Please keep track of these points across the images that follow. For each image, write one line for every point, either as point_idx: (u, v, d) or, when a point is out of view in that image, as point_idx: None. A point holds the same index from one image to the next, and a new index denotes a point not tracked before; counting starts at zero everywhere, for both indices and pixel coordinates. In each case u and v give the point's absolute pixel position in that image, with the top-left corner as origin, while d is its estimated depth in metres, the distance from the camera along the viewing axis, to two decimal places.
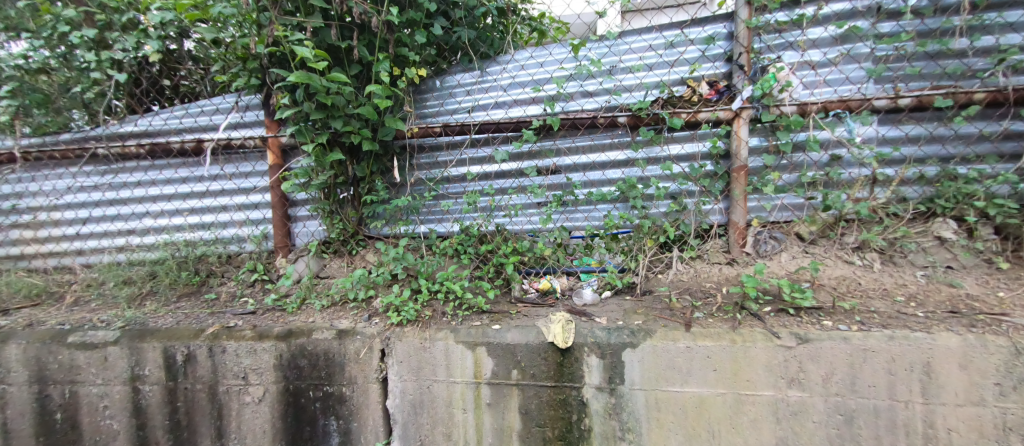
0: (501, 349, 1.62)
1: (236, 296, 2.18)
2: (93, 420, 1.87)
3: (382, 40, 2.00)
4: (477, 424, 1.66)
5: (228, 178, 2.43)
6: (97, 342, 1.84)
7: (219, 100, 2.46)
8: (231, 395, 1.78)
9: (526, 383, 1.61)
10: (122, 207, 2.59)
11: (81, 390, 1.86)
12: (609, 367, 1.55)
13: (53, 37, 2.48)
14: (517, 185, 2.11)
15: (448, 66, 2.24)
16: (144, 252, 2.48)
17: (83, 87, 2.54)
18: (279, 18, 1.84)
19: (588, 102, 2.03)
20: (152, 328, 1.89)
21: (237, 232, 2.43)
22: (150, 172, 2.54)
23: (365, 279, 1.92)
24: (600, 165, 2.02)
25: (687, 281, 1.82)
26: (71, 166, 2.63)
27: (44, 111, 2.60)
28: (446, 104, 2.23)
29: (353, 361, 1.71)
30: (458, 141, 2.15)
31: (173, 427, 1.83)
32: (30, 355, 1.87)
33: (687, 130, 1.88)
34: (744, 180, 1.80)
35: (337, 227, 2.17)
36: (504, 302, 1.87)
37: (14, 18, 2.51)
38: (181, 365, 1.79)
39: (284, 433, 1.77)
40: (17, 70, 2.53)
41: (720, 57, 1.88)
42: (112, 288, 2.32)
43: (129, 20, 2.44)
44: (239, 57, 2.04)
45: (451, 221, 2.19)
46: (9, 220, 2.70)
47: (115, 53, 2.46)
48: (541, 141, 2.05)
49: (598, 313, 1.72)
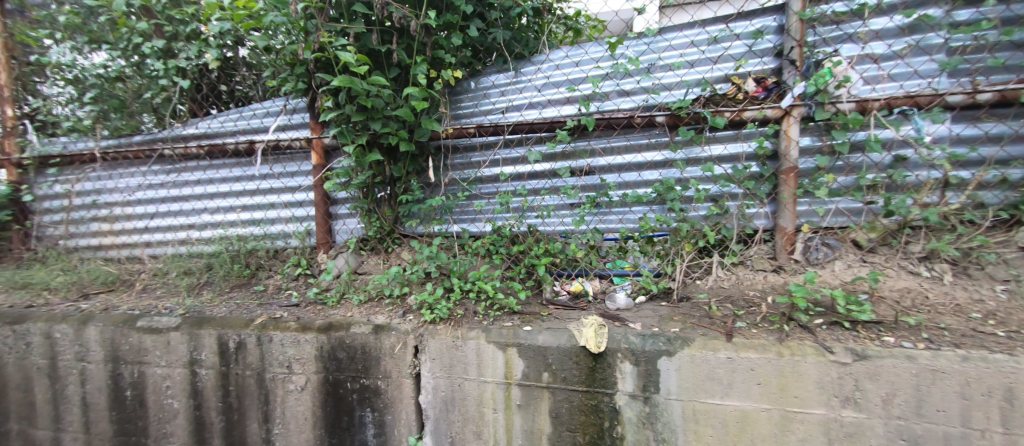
0: (532, 351, 1.61)
1: (282, 288, 2.31)
2: (157, 399, 2.03)
3: (420, 43, 2.05)
4: (507, 424, 1.66)
5: (276, 177, 2.57)
6: (162, 327, 2.00)
7: (270, 103, 2.61)
8: (277, 382, 1.87)
9: (556, 387, 1.59)
10: (184, 203, 2.81)
11: (147, 371, 2.03)
12: (644, 374, 1.50)
13: (129, 48, 2.73)
14: (551, 186, 2.09)
15: (483, 67, 2.26)
16: (202, 245, 2.67)
17: (153, 93, 2.78)
18: (324, 25, 1.92)
19: (626, 101, 1.98)
20: (209, 316, 2.03)
21: (283, 228, 2.56)
22: (208, 171, 2.74)
23: (400, 276, 1.97)
24: (637, 166, 1.96)
25: (729, 288, 1.74)
26: (141, 165, 2.88)
27: (120, 116, 2.89)
28: (481, 105, 2.25)
29: (388, 356, 1.76)
30: (492, 142, 2.16)
31: (225, 409, 1.95)
32: (105, 337, 2.06)
33: (731, 130, 1.79)
34: (794, 182, 1.70)
35: (375, 225, 2.24)
36: (536, 304, 1.86)
37: (97, 32, 2.80)
38: (233, 351, 1.91)
39: (324, 422, 1.85)
40: (99, 79, 2.82)
41: (769, 52, 1.78)
42: (175, 278, 2.51)
43: (192, 31, 2.63)
44: (287, 63, 2.15)
45: (483, 222, 2.21)
46: (90, 214, 3.00)
47: (180, 62, 2.67)
48: (575, 141, 2.02)
49: (632, 319, 1.67)
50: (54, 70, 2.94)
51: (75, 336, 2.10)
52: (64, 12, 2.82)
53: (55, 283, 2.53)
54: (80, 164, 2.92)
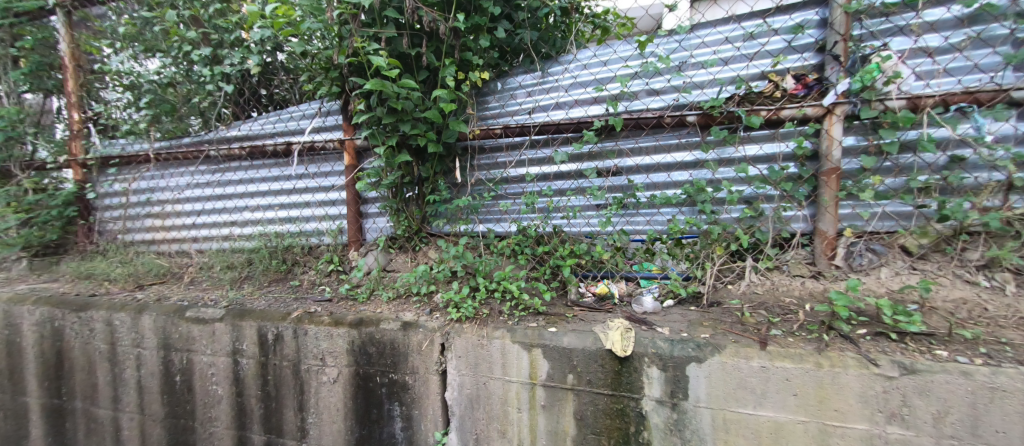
0: (557, 353, 1.60)
1: (316, 283, 2.40)
2: (202, 385, 2.16)
3: (449, 46, 2.09)
4: (532, 425, 1.66)
5: (311, 177, 2.68)
6: (208, 318, 2.13)
7: (306, 106, 2.73)
8: (311, 373, 1.96)
9: (581, 389, 1.59)
10: (227, 201, 2.97)
11: (194, 358, 2.16)
12: (672, 380, 1.47)
13: (180, 56, 2.93)
14: (577, 187, 2.08)
15: (510, 68, 2.27)
16: (243, 241, 2.82)
17: (200, 98, 2.97)
18: (358, 30, 1.99)
19: (655, 100, 1.94)
20: (250, 308, 2.14)
21: (317, 226, 2.66)
22: (249, 171, 2.89)
23: (427, 274, 2.02)
24: (666, 166, 1.92)
25: (763, 294, 1.67)
26: (190, 166, 3.07)
27: (171, 119, 3.10)
28: (508, 105, 2.26)
29: (416, 352, 1.80)
30: (519, 142, 2.17)
31: (264, 397, 2.05)
32: (158, 325, 2.21)
33: (767, 129, 1.72)
34: (835, 184, 1.62)
35: (403, 224, 2.30)
36: (560, 305, 1.86)
37: (151, 41, 3.01)
38: (272, 343, 2.01)
39: (354, 413, 1.91)
40: (153, 85, 3.03)
41: (810, 47, 1.70)
42: (219, 271, 2.66)
43: (236, 38, 2.79)
44: (322, 67, 2.24)
45: (509, 222, 2.22)
46: (144, 211, 3.22)
47: (225, 68, 2.83)
48: (602, 142, 2.00)
49: (659, 323, 1.63)
50: (114, 77, 3.19)
51: (132, 324, 2.26)
52: (123, 23, 3.05)
53: (115, 275, 2.74)
54: (136, 164, 3.15)
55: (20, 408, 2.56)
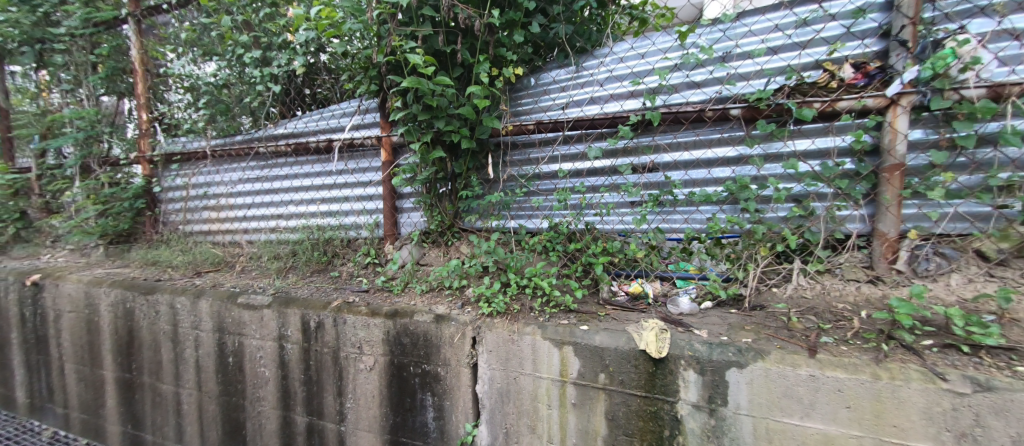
0: (589, 351, 1.58)
1: (354, 275, 2.50)
2: (252, 367, 2.31)
3: (483, 42, 2.11)
4: (562, 422, 1.65)
5: (350, 173, 2.79)
6: (257, 304, 2.27)
7: (346, 105, 2.83)
8: (350, 361, 2.04)
9: (613, 389, 1.56)
10: (274, 195, 3.14)
11: (245, 342, 2.31)
12: (710, 385, 1.41)
13: (234, 59, 3.13)
14: (610, 183, 2.03)
15: (543, 63, 2.26)
16: (288, 233, 2.97)
17: (252, 98, 3.16)
18: (396, 29, 2.03)
19: (695, 93, 1.85)
20: (294, 297, 2.26)
21: (356, 220, 2.76)
22: (294, 166, 3.04)
23: (460, 269, 2.05)
24: (706, 162, 1.84)
25: (812, 299, 1.57)
26: (241, 162, 3.27)
27: (225, 118, 3.31)
28: (541, 101, 2.24)
29: (448, 345, 1.84)
30: (551, 139, 2.15)
31: (306, 381, 2.16)
32: (213, 309, 2.38)
33: (821, 122, 1.61)
34: (899, 182, 1.49)
35: (437, 219, 2.35)
36: (592, 303, 1.84)
37: (209, 45, 3.23)
38: (314, 330, 2.12)
39: (389, 401, 1.98)
40: (210, 87, 3.26)
41: (871, 33, 1.57)
42: (266, 261, 2.82)
43: (283, 41, 2.94)
44: (361, 66, 2.32)
45: (541, 218, 2.20)
46: (201, 204, 3.46)
47: (273, 69, 2.99)
48: (638, 137, 1.95)
49: (696, 325, 1.57)
50: (177, 80, 3.45)
51: (191, 307, 2.45)
52: (185, 29, 3.29)
53: (176, 262, 2.97)
54: (195, 160, 3.40)
55: (98, 380, 2.83)
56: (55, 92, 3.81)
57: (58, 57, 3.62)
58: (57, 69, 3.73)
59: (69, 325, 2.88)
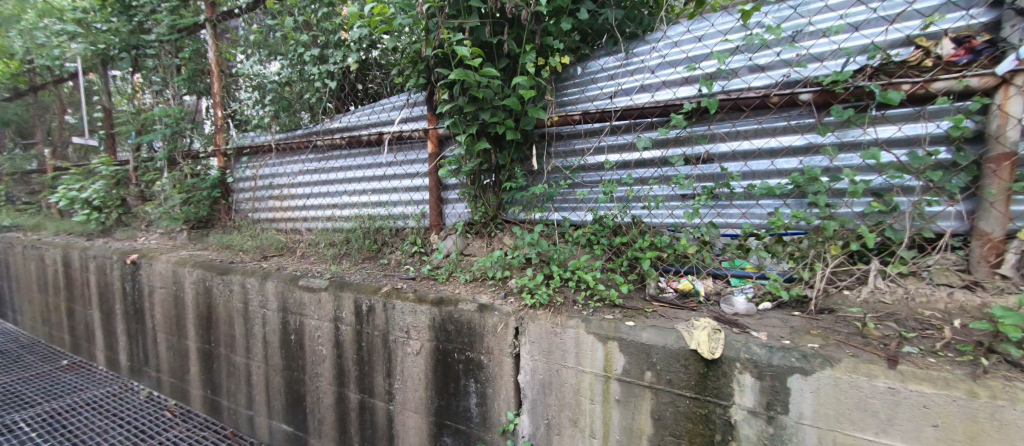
0: (635, 348, 1.54)
1: (402, 263, 2.60)
2: (311, 345, 2.48)
3: (530, 32, 2.09)
4: (605, 418, 1.62)
5: (399, 165, 2.88)
6: (315, 287, 2.43)
7: (396, 99, 2.93)
8: (398, 344, 2.13)
9: (660, 388, 1.51)
10: (330, 186, 3.32)
11: (305, 321, 2.48)
12: (769, 391, 1.32)
13: (295, 58, 3.34)
14: (660, 175, 1.95)
15: (591, 51, 2.20)
16: (342, 221, 3.14)
17: (311, 94, 3.36)
18: (444, 22, 2.06)
19: (758, 78, 1.72)
20: (348, 281, 2.39)
21: (403, 210, 2.86)
22: (347, 158, 3.19)
23: (503, 260, 2.09)
24: (769, 152, 1.70)
25: (892, 305, 1.42)
26: (301, 155, 3.49)
27: (288, 114, 3.56)
28: (587, 90, 2.19)
29: (491, 334, 1.87)
30: (598, 129, 2.09)
31: (358, 361, 2.29)
32: (278, 290, 2.58)
33: (911, 106, 1.43)
34: (1007, 174, 1.30)
35: (481, 210, 2.37)
36: (638, 299, 1.78)
37: (274, 46, 3.47)
38: (366, 313, 2.23)
39: (434, 384, 2.05)
40: (275, 85, 3.51)
41: (979, 2, 1.37)
42: (323, 247, 3.01)
43: (338, 39, 3.08)
44: (410, 61, 2.38)
45: (585, 211, 2.15)
46: (265, 193, 3.74)
47: (330, 67, 3.16)
48: (692, 126, 1.84)
49: (754, 327, 1.47)
50: (246, 79, 3.74)
51: (259, 288, 2.67)
52: (253, 32, 3.56)
53: (247, 246, 3.25)
54: (262, 153, 3.67)
55: (183, 350, 3.18)
56: (147, 92, 4.27)
57: (150, 61, 4.05)
58: (149, 72, 4.18)
59: (159, 299, 3.25)
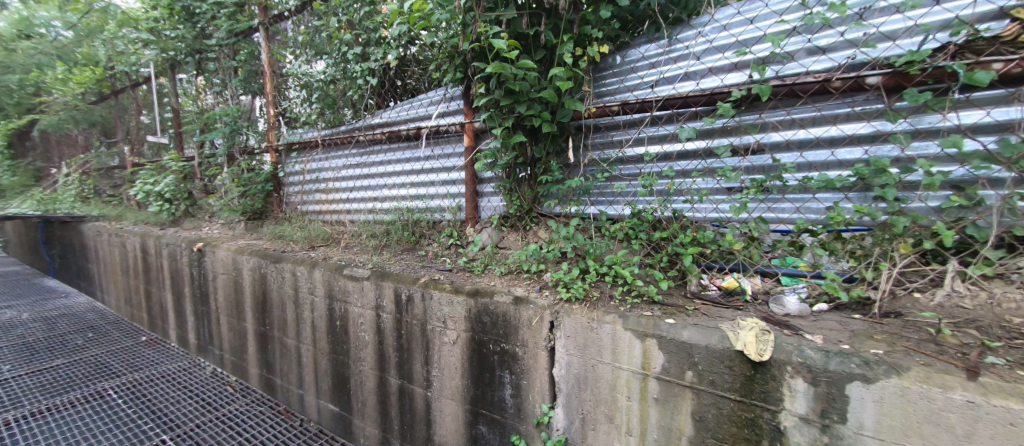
0: (675, 346, 1.49)
1: (438, 255, 2.66)
2: (355, 331, 2.59)
3: (568, 21, 2.05)
4: (642, 416, 1.59)
5: (436, 159, 2.94)
6: (358, 276, 2.53)
7: (433, 93, 2.98)
8: (435, 334, 2.19)
9: (702, 389, 1.45)
10: (370, 179, 3.44)
11: (349, 309, 2.60)
12: (824, 398, 1.24)
13: (339, 57, 3.48)
14: (704, 168, 1.86)
15: (631, 39, 2.12)
16: (383, 214, 3.25)
17: (354, 91, 3.49)
18: (481, 16, 2.06)
19: (818, 61, 1.59)
20: (389, 271, 2.47)
21: (440, 203, 2.91)
22: (387, 153, 3.29)
23: (538, 253, 2.08)
24: (829, 141, 1.58)
25: (972, 310, 1.28)
26: (344, 150, 3.63)
27: (333, 111, 3.72)
28: (627, 80, 2.12)
29: (527, 326, 1.87)
30: (638, 120, 2.03)
31: (398, 348, 2.37)
32: (325, 278, 2.71)
33: (1002, 88, 1.28)
34: None
35: (516, 204, 2.37)
36: (678, 296, 1.71)
37: (320, 46, 3.62)
38: (405, 303, 2.30)
39: (470, 374, 2.09)
40: (322, 84, 3.67)
41: None
42: (364, 239, 3.12)
43: (379, 37, 3.17)
44: (447, 56, 2.41)
45: (623, 204, 2.09)
46: (312, 187, 3.93)
47: (371, 64, 3.26)
48: (741, 115, 1.74)
49: (808, 329, 1.37)
50: (295, 78, 3.93)
51: (308, 276, 2.83)
52: (301, 32, 3.73)
53: (296, 237, 3.45)
54: (310, 149, 3.86)
55: (241, 331, 3.44)
56: (210, 94, 4.60)
57: (211, 64, 4.37)
58: (210, 74, 4.50)
59: (221, 284, 3.53)
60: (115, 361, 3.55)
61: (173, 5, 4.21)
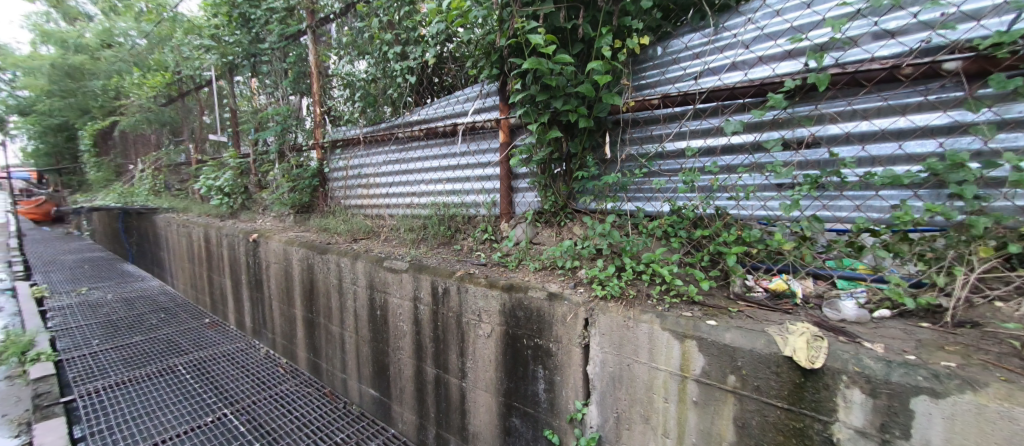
0: (717, 349, 1.43)
1: (474, 249, 2.70)
2: (394, 321, 2.69)
3: (607, 13, 2.01)
4: (680, 419, 1.54)
5: (472, 155, 2.97)
6: (397, 268, 2.62)
7: (470, 90, 3.02)
8: (471, 326, 2.23)
9: (745, 395, 1.39)
10: (408, 175, 3.53)
11: (388, 299, 2.70)
12: (884, 411, 1.15)
13: (381, 56, 3.60)
14: (751, 163, 1.76)
15: (674, 29, 2.03)
16: (420, 208, 3.33)
17: (394, 89, 3.60)
18: (519, 11, 2.07)
19: (885, 46, 1.46)
20: (426, 264, 2.54)
21: (476, 199, 2.95)
22: (424, 149, 3.37)
23: (573, 250, 2.07)
24: (896, 134, 1.45)
25: None
26: (383, 146, 3.75)
27: (374, 109, 3.86)
28: (669, 72, 2.04)
29: (561, 323, 1.87)
30: (679, 113, 1.95)
31: (435, 339, 2.44)
32: (366, 270, 2.83)
33: None
34: None
35: (551, 200, 2.36)
36: (720, 296, 1.64)
37: (363, 46, 3.75)
38: (441, 295, 2.36)
39: (503, 367, 2.11)
40: (365, 83, 3.81)
41: None
42: (402, 232, 3.22)
43: (418, 36, 3.25)
44: (483, 52, 2.42)
45: (661, 201, 2.03)
46: (354, 182, 4.10)
47: (410, 62, 3.34)
48: (794, 107, 1.63)
49: (867, 337, 1.27)
50: (339, 78, 4.11)
51: (351, 267, 2.96)
52: (345, 34, 3.89)
53: (341, 229, 3.62)
54: (353, 145, 4.03)
55: (291, 317, 3.67)
56: (263, 94, 4.91)
57: (265, 67, 4.65)
58: (263, 76, 4.79)
59: (273, 273, 3.78)
60: (183, 340, 3.91)
61: (232, 12, 4.50)
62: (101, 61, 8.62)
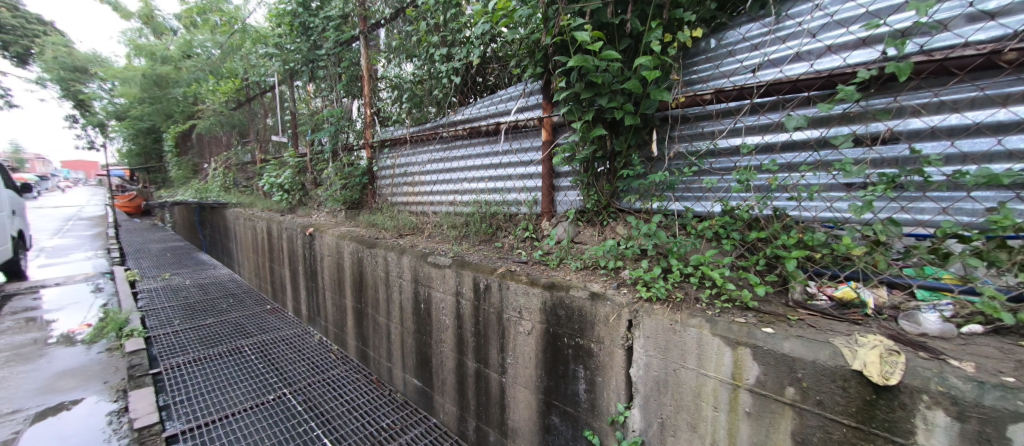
0: (773, 358, 1.35)
1: (515, 247, 2.72)
2: (436, 314, 2.77)
3: (657, 6, 1.94)
4: (730, 429, 1.47)
5: (515, 153, 2.98)
6: (441, 264, 2.69)
7: (514, 89, 3.03)
8: (511, 323, 2.24)
9: (806, 409, 1.29)
10: (451, 173, 3.62)
11: (432, 293, 2.78)
12: (974, 437, 1.03)
13: (427, 59, 3.71)
14: (816, 161, 1.64)
15: (730, 19, 1.91)
16: (462, 206, 3.40)
17: (440, 90, 3.70)
18: (565, 8, 2.06)
19: (983, 29, 1.30)
20: (468, 261, 2.59)
21: (517, 197, 2.96)
22: (467, 148, 3.42)
23: (616, 250, 2.03)
24: (994, 127, 1.29)
25: None
26: (427, 146, 3.86)
27: (421, 110, 3.99)
28: (723, 65, 1.94)
29: (603, 323, 1.83)
30: (734, 109, 1.85)
31: (476, 333, 2.49)
32: (411, 264, 2.93)
33: None
34: None
35: (593, 198, 2.33)
36: (777, 303, 1.54)
37: (411, 49, 3.89)
38: (483, 291, 2.40)
39: (543, 364, 2.12)
40: (413, 85, 3.95)
41: None
42: (445, 229, 3.29)
43: (463, 37, 3.32)
44: (528, 51, 2.42)
45: (712, 201, 1.93)
46: (400, 180, 4.25)
47: (455, 63, 3.41)
48: (868, 99, 1.49)
49: (953, 354, 1.14)
50: (388, 81, 4.28)
51: (397, 261, 3.08)
52: (394, 38, 4.05)
53: (388, 225, 3.77)
54: (399, 145, 4.19)
55: (342, 307, 3.87)
56: (320, 98, 5.23)
57: (321, 72, 4.94)
58: (319, 81, 5.10)
59: (327, 264, 4.01)
60: (248, 324, 4.25)
61: (293, 21, 4.80)
62: (183, 71, 9.55)
